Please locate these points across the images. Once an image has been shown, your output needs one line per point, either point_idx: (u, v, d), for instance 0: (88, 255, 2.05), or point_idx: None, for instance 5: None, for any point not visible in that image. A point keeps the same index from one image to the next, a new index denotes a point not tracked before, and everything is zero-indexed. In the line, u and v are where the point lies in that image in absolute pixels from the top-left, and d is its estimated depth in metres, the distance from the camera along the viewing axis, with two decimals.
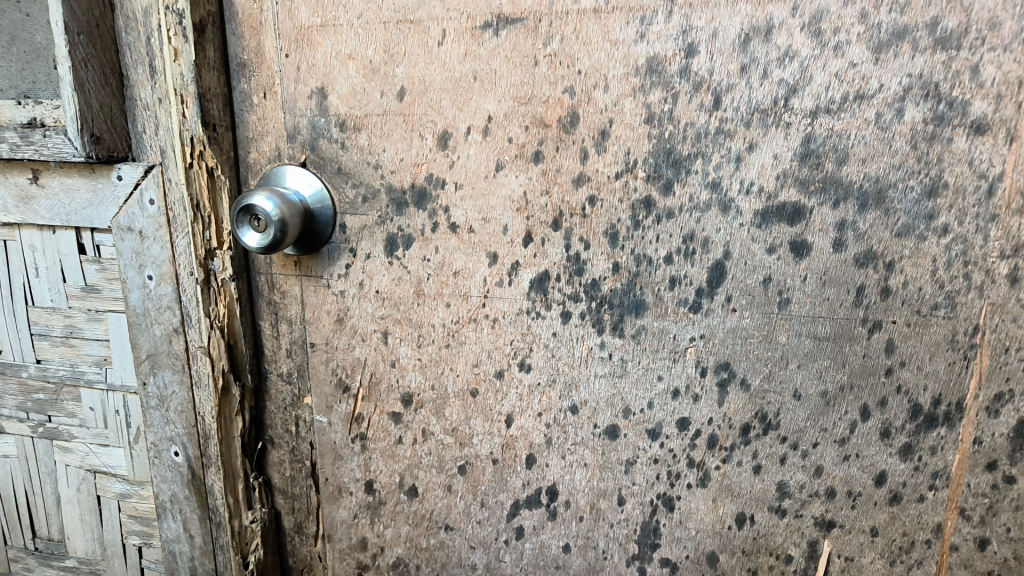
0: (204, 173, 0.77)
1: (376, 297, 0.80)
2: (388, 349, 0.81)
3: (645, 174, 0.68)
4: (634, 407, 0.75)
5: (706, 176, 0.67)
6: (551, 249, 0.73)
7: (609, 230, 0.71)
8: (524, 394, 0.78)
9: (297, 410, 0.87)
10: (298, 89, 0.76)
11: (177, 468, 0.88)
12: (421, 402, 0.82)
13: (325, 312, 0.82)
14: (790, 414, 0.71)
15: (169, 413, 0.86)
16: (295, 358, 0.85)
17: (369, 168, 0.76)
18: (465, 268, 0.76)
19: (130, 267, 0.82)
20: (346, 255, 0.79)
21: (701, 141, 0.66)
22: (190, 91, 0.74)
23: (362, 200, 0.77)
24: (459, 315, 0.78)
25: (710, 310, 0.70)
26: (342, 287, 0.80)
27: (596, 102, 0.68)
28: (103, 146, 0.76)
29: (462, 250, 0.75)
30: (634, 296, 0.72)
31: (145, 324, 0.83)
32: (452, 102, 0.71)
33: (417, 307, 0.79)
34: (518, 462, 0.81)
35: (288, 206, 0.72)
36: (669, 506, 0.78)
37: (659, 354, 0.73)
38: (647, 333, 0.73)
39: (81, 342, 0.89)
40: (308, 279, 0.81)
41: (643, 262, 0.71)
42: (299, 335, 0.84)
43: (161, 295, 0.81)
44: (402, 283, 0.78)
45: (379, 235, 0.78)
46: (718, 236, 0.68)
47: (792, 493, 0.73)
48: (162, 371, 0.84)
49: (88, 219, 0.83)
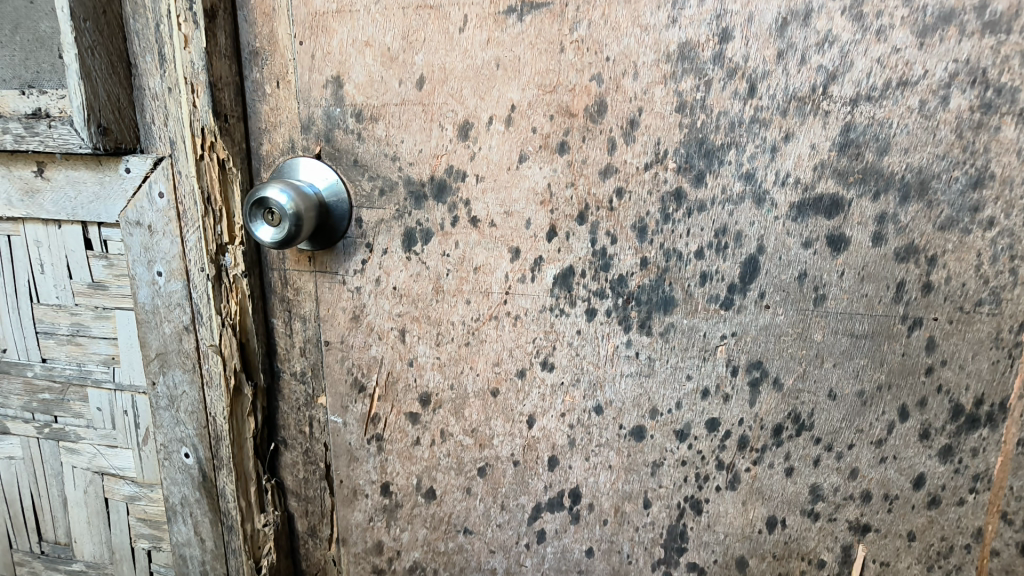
0: (215, 165, 0.75)
1: (394, 293, 0.77)
2: (406, 347, 0.79)
3: (675, 165, 0.66)
4: (661, 408, 0.73)
5: (739, 167, 0.64)
6: (576, 244, 0.70)
7: (637, 224, 0.68)
8: (547, 394, 0.76)
9: (311, 410, 0.85)
10: (313, 78, 0.73)
11: (188, 469, 0.85)
12: (440, 402, 0.80)
13: (340, 309, 0.79)
14: (824, 414, 0.69)
15: (179, 413, 0.83)
16: (309, 357, 0.83)
17: (386, 160, 0.73)
18: (486, 264, 0.73)
19: (139, 262, 0.79)
20: (362, 250, 0.77)
21: (734, 131, 0.64)
22: (201, 79, 0.71)
23: (379, 193, 0.75)
24: (480, 312, 0.75)
25: (743, 306, 0.68)
26: (358, 284, 0.78)
27: (625, 90, 0.65)
28: (110, 137, 0.73)
29: (483, 245, 0.73)
30: (663, 293, 0.69)
31: (155, 322, 0.81)
32: (473, 91, 0.69)
33: (436, 304, 0.76)
34: (540, 464, 0.79)
35: (303, 199, 0.70)
36: (697, 509, 0.76)
37: (689, 352, 0.71)
38: (676, 330, 0.70)
39: (88, 340, 0.87)
40: (323, 275, 0.79)
41: (673, 256, 0.68)
42: (313, 333, 0.82)
43: (171, 292, 0.79)
44: (421, 279, 0.76)
45: (397, 229, 0.75)
46: (752, 230, 0.65)
47: (826, 496, 0.71)
48: (172, 370, 0.82)
49: (95, 213, 0.80)
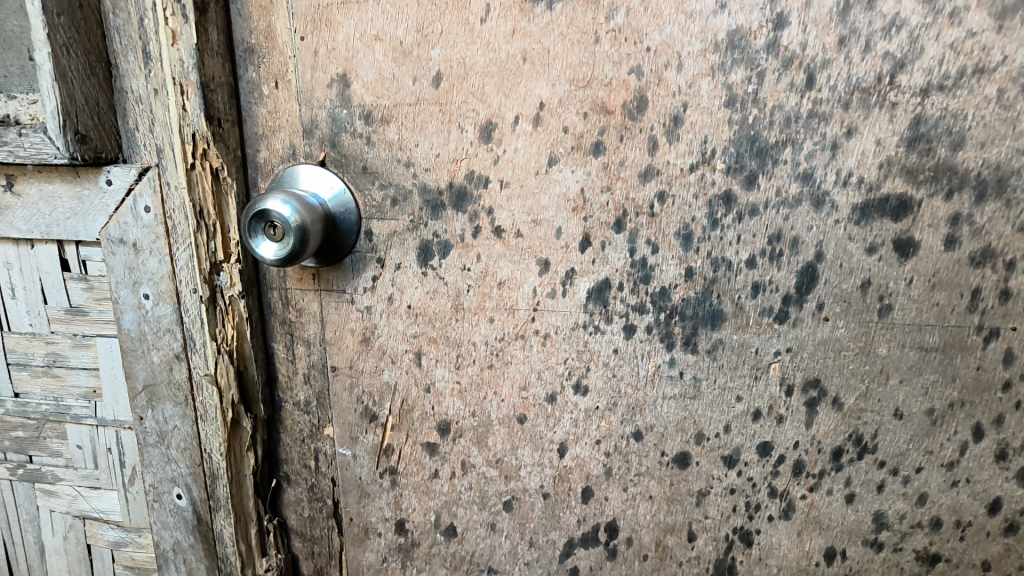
0: (208, 175, 0.67)
1: (408, 313, 0.70)
2: (422, 371, 0.71)
3: (724, 165, 0.60)
4: (707, 432, 0.67)
5: (796, 167, 0.58)
6: (613, 254, 0.64)
7: (681, 231, 0.62)
8: (580, 420, 0.69)
9: (316, 443, 0.77)
10: (316, 77, 0.66)
11: (181, 512, 0.77)
12: (461, 431, 0.72)
13: (348, 331, 0.72)
14: (889, 435, 0.63)
15: (170, 451, 0.75)
16: (314, 384, 0.75)
17: (399, 166, 0.66)
18: (511, 278, 0.67)
19: (123, 285, 0.71)
20: (372, 266, 0.69)
21: (790, 127, 0.58)
22: (192, 80, 0.64)
23: (391, 203, 0.68)
24: (505, 331, 0.68)
25: (799, 320, 0.62)
26: (369, 303, 0.71)
27: (667, 83, 0.59)
28: (89, 145, 0.65)
29: (508, 257, 0.66)
30: (709, 306, 0.63)
31: (142, 351, 0.73)
32: (497, 88, 0.62)
33: (456, 324, 0.69)
34: (572, 496, 0.72)
35: (308, 211, 0.63)
36: (747, 541, 0.69)
37: (739, 371, 0.64)
38: (725, 347, 0.64)
39: (66, 372, 0.78)
40: (328, 294, 0.71)
41: (721, 266, 0.62)
42: (318, 358, 0.74)
43: (160, 317, 0.71)
44: (438, 296, 0.69)
45: (411, 242, 0.68)
46: (810, 236, 0.59)
47: (891, 524, 0.65)
48: (162, 404, 0.74)
49: (72, 231, 0.72)
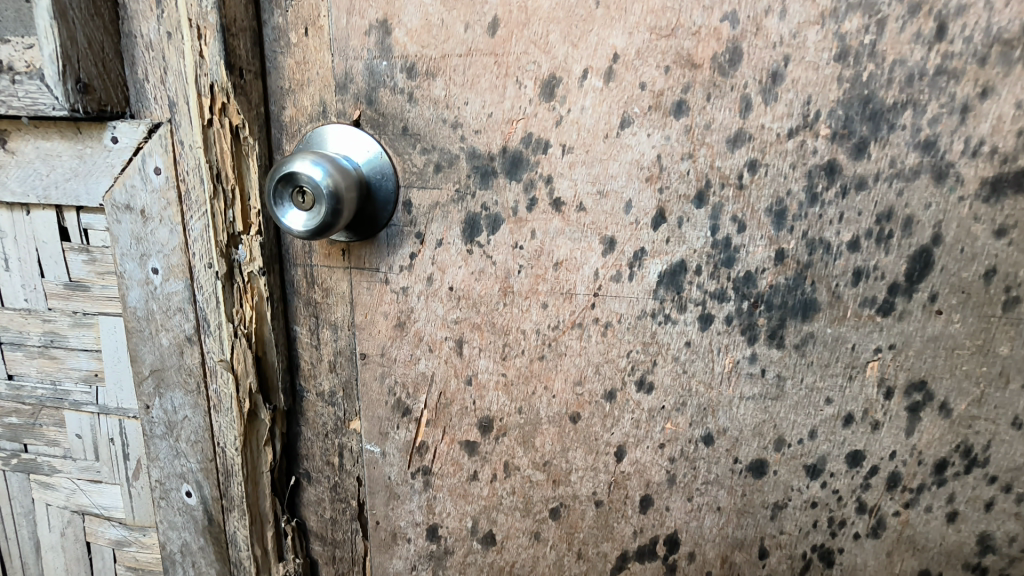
0: (227, 134, 0.59)
1: (450, 295, 0.62)
2: (463, 362, 0.63)
3: (830, 131, 0.51)
4: (789, 438, 0.59)
5: (916, 133, 0.50)
6: (691, 232, 0.55)
7: (773, 207, 0.54)
8: (642, 421, 0.61)
9: (341, 438, 0.69)
10: (353, 23, 0.57)
11: (190, 512, 0.70)
12: (504, 429, 0.64)
13: (382, 314, 0.64)
14: (1003, 447, 0.55)
15: (180, 444, 0.67)
16: (340, 374, 0.67)
17: (445, 127, 0.58)
18: (570, 258, 0.58)
19: (129, 257, 0.63)
20: (410, 241, 0.61)
21: (912, 86, 0.49)
22: (211, 21, 0.55)
23: (434, 169, 0.59)
24: (559, 319, 0.60)
25: (906, 312, 0.54)
26: (405, 284, 0.63)
27: (767, 32, 0.50)
28: (92, 96, 0.57)
29: (567, 234, 0.58)
30: (801, 295, 0.55)
31: (149, 332, 0.65)
32: (563, 36, 0.54)
33: (504, 309, 0.61)
34: (629, 506, 0.64)
35: (342, 175, 0.55)
36: (827, 561, 0.62)
37: (831, 369, 0.56)
38: (816, 342, 0.56)
39: (64, 353, 0.71)
40: (360, 272, 0.63)
41: (818, 249, 0.54)
42: (346, 344, 0.66)
43: (170, 294, 0.63)
44: (484, 277, 0.61)
45: (456, 215, 0.60)
46: (927, 215, 0.51)
47: (998, 546, 0.58)
48: (171, 391, 0.66)
49: (72, 195, 0.64)
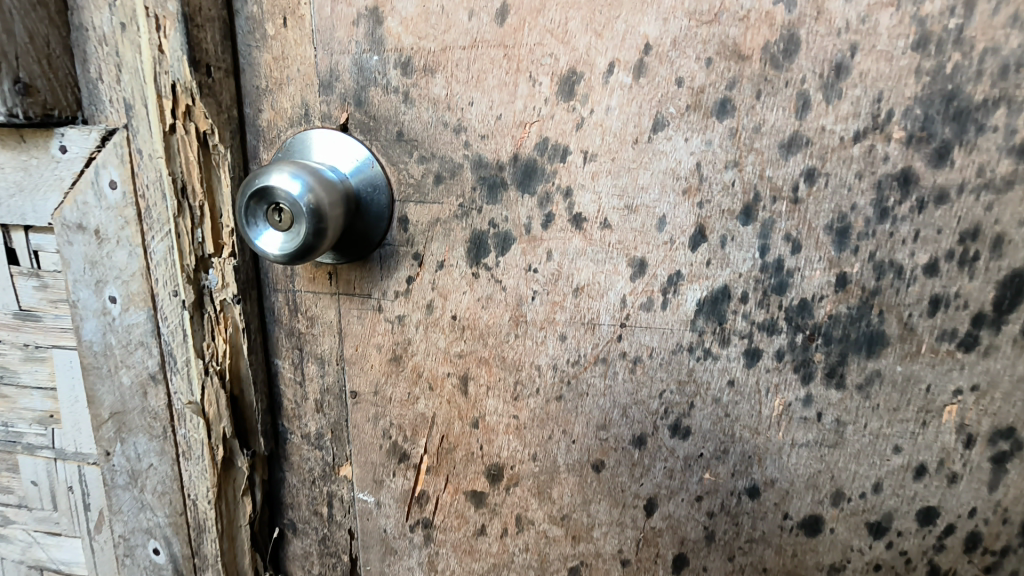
0: (194, 141, 0.51)
1: (453, 326, 0.54)
2: (468, 401, 0.55)
3: (905, 133, 0.43)
4: (849, 492, 0.50)
5: (1010, 136, 0.42)
6: (736, 253, 0.47)
7: (835, 224, 0.45)
8: (676, 470, 0.53)
9: (330, 485, 0.61)
10: (338, 11, 0.50)
11: (158, 571, 0.61)
12: (516, 478, 0.56)
13: (375, 347, 0.56)
14: None
15: (145, 496, 0.59)
16: (327, 414, 0.59)
17: (447, 132, 0.50)
18: (593, 283, 0.50)
19: (83, 284, 0.55)
20: (408, 264, 0.53)
21: (1007, 79, 0.41)
22: (171, 10, 0.47)
23: (434, 181, 0.52)
24: (580, 353, 0.52)
25: (993, 348, 0.45)
26: (401, 312, 0.55)
27: (830, 17, 0.42)
28: (35, 99, 0.49)
29: (589, 255, 0.50)
30: (867, 326, 0.47)
31: (107, 369, 0.57)
32: (585, 24, 0.46)
33: (515, 342, 0.53)
34: (660, 566, 0.55)
35: (328, 189, 0.47)
36: None
37: (901, 414, 0.48)
38: (883, 382, 0.47)
39: (16, 391, 0.62)
40: (349, 299, 0.55)
41: (888, 273, 0.45)
42: (334, 381, 0.58)
43: (130, 326, 0.55)
44: (493, 305, 0.53)
45: (459, 233, 0.52)
46: (1020, 234, 0.43)
47: None
48: (134, 436, 0.58)
49: (19, 214, 0.56)
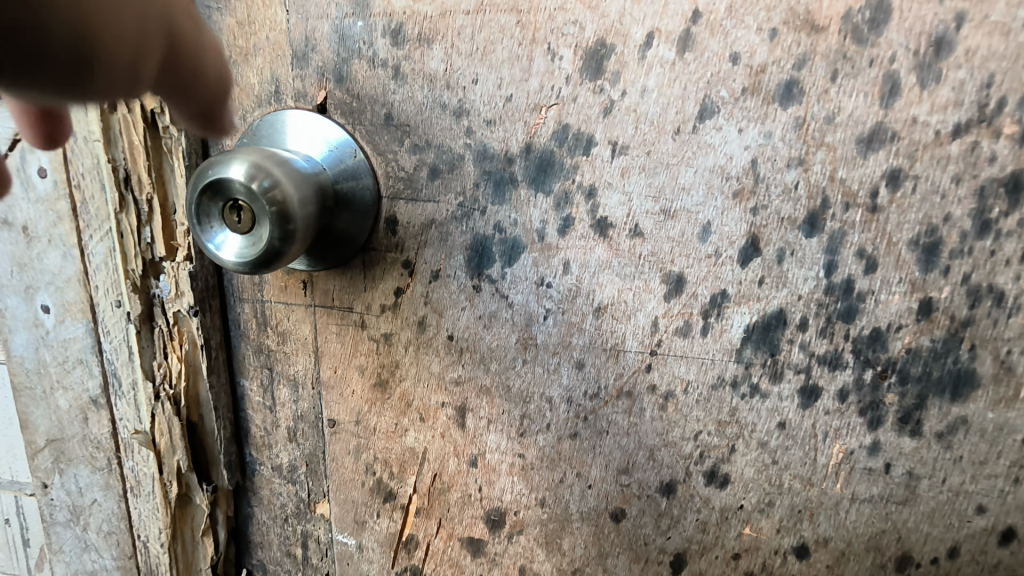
0: (138, 120, 0.41)
1: (449, 348, 0.45)
2: (466, 436, 0.47)
3: (1019, 127, 0.34)
4: (921, 557, 0.42)
5: None
6: (795, 271, 0.39)
7: (922, 238, 0.37)
8: (711, 524, 0.44)
9: (304, 524, 0.53)
10: None
11: None
12: (520, 525, 0.48)
13: (357, 369, 0.48)
14: None
15: (88, 535, 0.52)
16: (302, 444, 0.51)
17: (444, 116, 0.42)
18: (618, 302, 0.42)
19: (11, 291, 0.47)
20: (396, 273, 0.45)
21: None
22: None
23: (429, 174, 0.43)
24: (600, 385, 0.43)
25: None
26: (388, 329, 0.46)
27: None
28: None
29: (614, 269, 0.41)
30: (954, 364, 0.38)
31: (42, 391, 0.49)
32: None
33: (523, 369, 0.44)
34: None
35: (302, 183, 0.39)
36: None
37: (991, 470, 0.39)
38: (970, 431, 0.39)
39: None
40: (327, 312, 0.47)
41: (985, 299, 0.37)
42: (309, 407, 0.49)
43: (68, 342, 0.48)
44: (497, 325, 0.44)
45: (458, 238, 0.43)
46: None
47: None
48: (74, 468, 0.50)
49: None
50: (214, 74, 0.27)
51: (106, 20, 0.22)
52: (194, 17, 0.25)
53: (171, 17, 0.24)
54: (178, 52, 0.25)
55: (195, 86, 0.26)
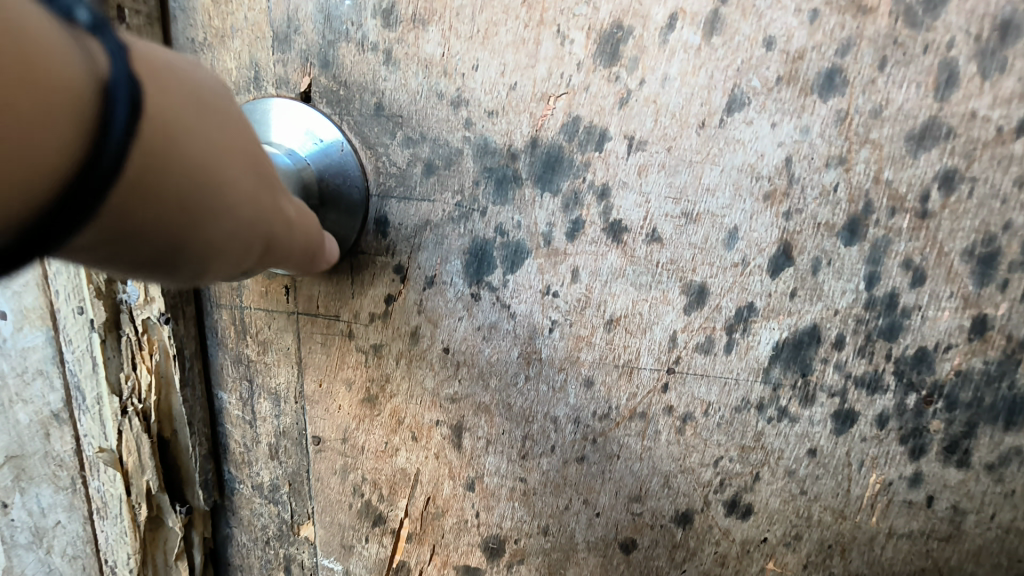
0: None
1: (444, 361, 0.41)
2: (462, 457, 0.43)
3: None
4: None
5: None
6: (832, 283, 0.35)
7: (977, 248, 0.33)
8: (731, 559, 0.40)
9: (287, 548, 0.49)
10: None
11: None
12: (521, 555, 0.43)
13: (344, 382, 0.43)
14: None
15: (53, 559, 0.47)
16: (284, 462, 0.47)
17: (442, 106, 0.38)
18: (633, 314, 0.37)
19: None
20: (387, 279, 0.41)
21: None
22: None
23: (424, 171, 0.39)
24: (611, 405, 0.39)
25: None
26: (378, 340, 0.42)
27: None
28: None
29: (629, 277, 0.37)
30: (1009, 389, 0.34)
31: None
32: None
33: (526, 386, 0.40)
34: None
35: None
36: None
37: None
38: None
39: None
40: (312, 321, 0.43)
41: None
42: (292, 422, 0.45)
43: (26, 350, 0.43)
44: (498, 337, 0.40)
45: (455, 241, 0.39)
46: None
47: None
48: (36, 487, 0.46)
49: None
50: (301, 245, 0.30)
51: (220, 226, 0.22)
52: (288, 220, 0.28)
53: (268, 220, 0.25)
54: (270, 244, 0.27)
55: (285, 258, 0.30)
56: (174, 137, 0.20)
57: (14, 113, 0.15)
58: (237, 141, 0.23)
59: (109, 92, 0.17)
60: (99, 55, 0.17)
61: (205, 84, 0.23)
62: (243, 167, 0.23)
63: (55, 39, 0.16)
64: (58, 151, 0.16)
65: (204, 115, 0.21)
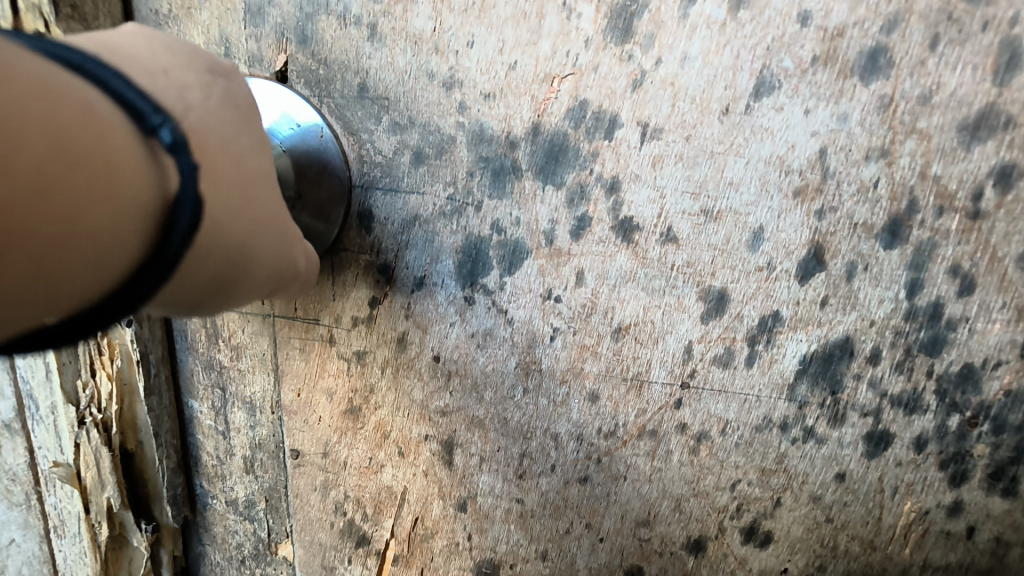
0: None
1: (435, 371, 0.37)
2: (453, 474, 0.39)
3: None
4: None
5: None
6: (868, 291, 0.31)
7: None
8: None
9: (264, 568, 0.45)
10: None
11: None
12: None
13: (325, 392, 0.40)
14: None
15: None
16: (261, 477, 0.43)
17: (432, 87, 0.34)
18: (644, 322, 0.34)
19: None
20: (371, 279, 0.37)
21: None
22: None
23: (412, 160, 0.35)
24: (618, 422, 0.35)
25: None
26: (361, 347, 0.38)
27: None
28: None
29: (640, 281, 0.33)
30: None
31: None
32: None
33: (524, 399, 0.36)
34: None
35: None
36: None
37: None
38: None
39: None
40: (289, 325, 0.39)
41: None
42: (268, 434, 0.42)
43: None
44: (494, 346, 0.36)
45: (447, 239, 0.35)
46: None
47: None
48: None
49: None
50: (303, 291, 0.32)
51: (246, 286, 0.26)
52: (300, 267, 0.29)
53: (283, 272, 0.28)
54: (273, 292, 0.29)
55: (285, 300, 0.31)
56: (219, 222, 0.22)
57: (102, 231, 0.17)
58: (266, 215, 0.25)
59: (174, 206, 0.19)
60: (170, 171, 0.19)
61: (246, 160, 0.24)
62: (262, 237, 0.25)
63: (133, 157, 0.18)
64: (127, 253, 0.19)
65: (246, 190, 0.24)
